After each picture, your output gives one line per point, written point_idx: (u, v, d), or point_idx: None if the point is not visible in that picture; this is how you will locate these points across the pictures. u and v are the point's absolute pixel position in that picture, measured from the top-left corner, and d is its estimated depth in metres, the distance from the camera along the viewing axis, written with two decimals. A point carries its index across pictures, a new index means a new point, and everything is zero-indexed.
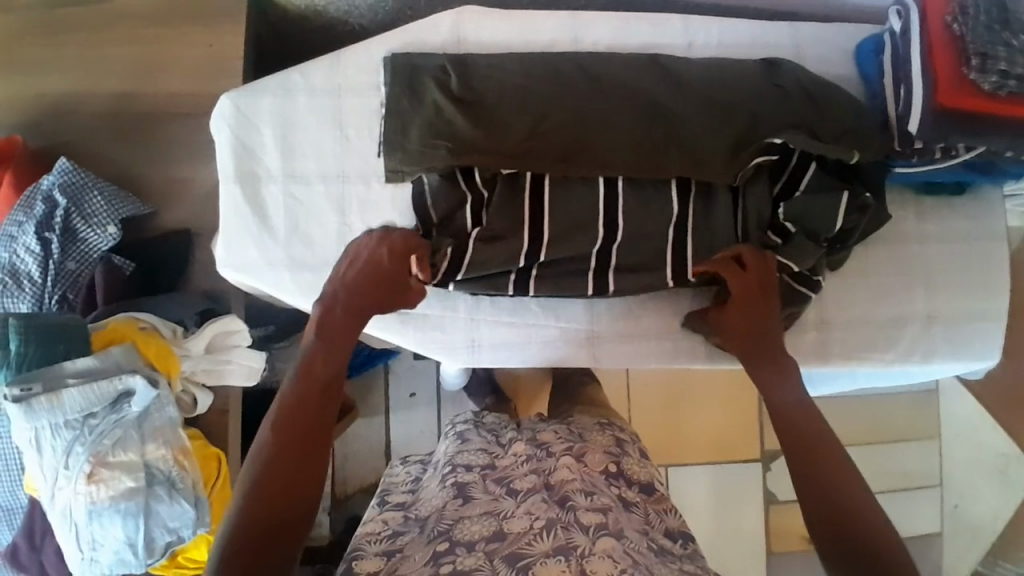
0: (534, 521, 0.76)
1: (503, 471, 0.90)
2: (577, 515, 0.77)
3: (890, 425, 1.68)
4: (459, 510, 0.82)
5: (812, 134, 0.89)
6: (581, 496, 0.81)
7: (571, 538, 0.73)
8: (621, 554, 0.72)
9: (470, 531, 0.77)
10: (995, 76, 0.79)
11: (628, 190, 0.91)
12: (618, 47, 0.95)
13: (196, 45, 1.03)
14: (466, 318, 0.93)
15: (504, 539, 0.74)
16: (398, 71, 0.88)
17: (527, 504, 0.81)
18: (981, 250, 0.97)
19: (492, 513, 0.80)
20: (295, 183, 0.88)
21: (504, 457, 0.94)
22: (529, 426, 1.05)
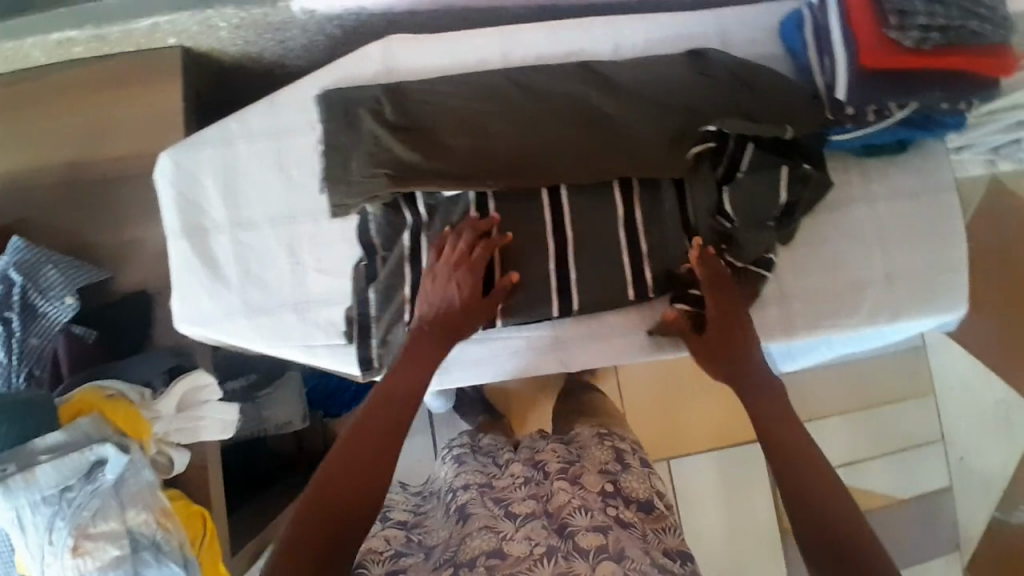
0: (534, 547, 0.78)
1: (501, 492, 0.92)
2: (576, 541, 0.79)
3: (881, 386, 1.72)
4: (461, 532, 0.84)
5: (745, 115, 0.90)
6: (579, 518, 0.83)
7: (572, 564, 0.75)
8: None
9: (472, 549, 0.79)
10: (916, 31, 0.82)
11: (574, 191, 0.92)
12: (549, 55, 0.95)
13: (135, 106, 1.04)
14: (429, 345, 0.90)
15: (504, 557, 0.76)
16: (331, 106, 0.88)
17: (527, 528, 0.82)
18: (933, 204, 0.98)
19: (492, 530, 0.82)
20: (243, 230, 0.88)
21: (502, 478, 0.96)
22: (529, 445, 1.07)
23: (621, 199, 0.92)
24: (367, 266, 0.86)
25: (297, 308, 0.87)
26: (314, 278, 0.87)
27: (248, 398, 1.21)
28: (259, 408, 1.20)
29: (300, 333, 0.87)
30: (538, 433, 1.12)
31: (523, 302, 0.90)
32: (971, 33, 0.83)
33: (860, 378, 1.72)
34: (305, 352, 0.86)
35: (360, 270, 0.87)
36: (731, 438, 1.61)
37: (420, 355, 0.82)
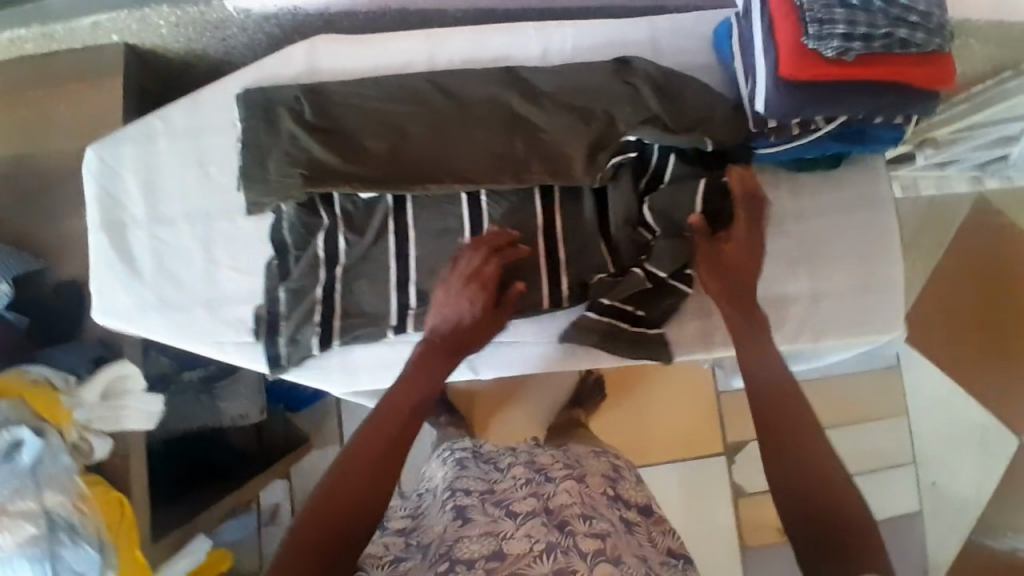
0: (534, 544, 0.77)
1: (502, 493, 0.90)
2: (577, 541, 0.79)
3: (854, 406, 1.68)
4: (459, 530, 0.82)
5: (665, 126, 0.88)
6: (580, 522, 0.82)
7: (571, 561, 0.75)
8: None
9: (472, 549, 0.78)
10: (837, 41, 0.78)
11: (493, 198, 0.91)
12: (474, 60, 0.94)
13: (78, 100, 1.06)
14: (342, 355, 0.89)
15: (503, 559, 0.75)
16: (252, 104, 0.89)
17: (527, 526, 0.81)
18: (868, 220, 0.94)
19: (492, 533, 0.80)
20: (160, 226, 0.89)
21: (504, 480, 0.94)
22: (527, 450, 1.06)
23: (540, 208, 0.92)
24: (279, 265, 0.87)
25: (208, 304, 0.87)
26: (225, 275, 0.88)
27: (206, 389, 1.25)
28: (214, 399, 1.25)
29: (210, 330, 0.87)
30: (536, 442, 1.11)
31: None
32: (899, 41, 0.79)
33: (831, 396, 1.68)
34: (213, 347, 0.86)
35: (270, 269, 0.87)
36: (695, 449, 1.66)
37: (431, 370, 0.82)
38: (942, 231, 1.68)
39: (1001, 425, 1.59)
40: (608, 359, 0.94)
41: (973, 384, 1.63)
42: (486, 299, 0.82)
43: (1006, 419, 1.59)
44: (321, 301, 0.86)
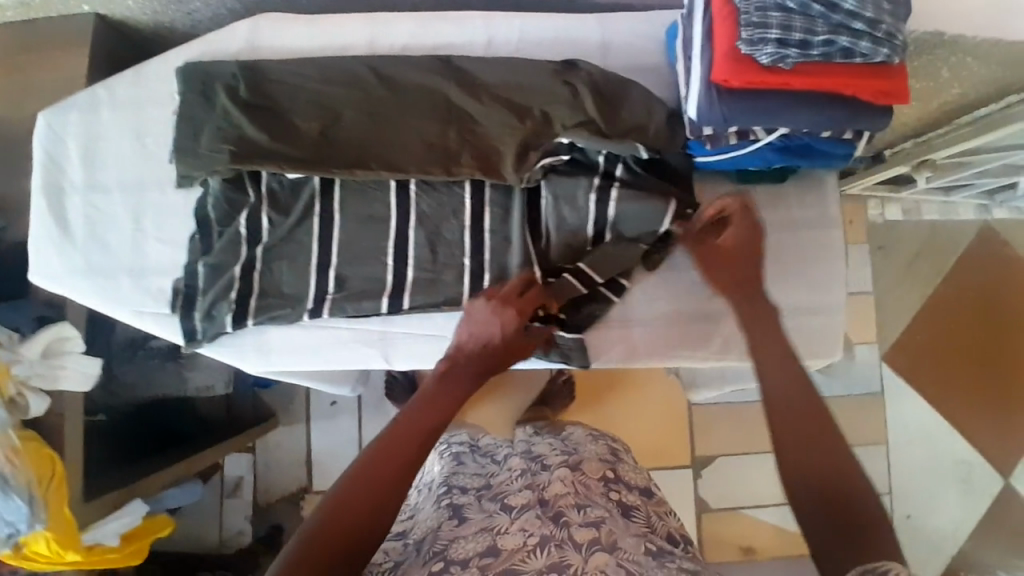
0: (527, 538, 0.77)
1: (498, 488, 0.93)
2: (571, 532, 0.77)
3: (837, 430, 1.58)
4: (454, 529, 0.83)
5: (599, 129, 0.86)
6: (574, 512, 0.82)
7: (565, 555, 0.73)
8: (615, 567, 0.71)
9: (465, 549, 0.77)
10: (770, 46, 0.74)
11: (423, 188, 0.90)
12: (418, 47, 0.93)
13: (29, 60, 1.03)
14: (257, 333, 0.91)
15: (498, 555, 0.75)
16: (190, 78, 0.89)
17: (522, 520, 0.81)
18: (815, 239, 0.92)
19: (487, 528, 0.81)
20: (95, 193, 0.91)
21: (500, 475, 0.98)
22: (524, 442, 1.09)
23: (470, 200, 0.90)
24: (200, 240, 0.88)
25: (133, 273, 0.90)
26: (152, 247, 0.91)
27: (174, 357, 1.26)
28: (180, 369, 1.26)
29: (134, 299, 0.90)
30: (532, 432, 1.15)
31: (354, 294, 0.89)
32: (841, 49, 0.74)
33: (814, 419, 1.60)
34: (133, 315, 0.89)
35: (193, 244, 0.89)
36: (661, 459, 1.62)
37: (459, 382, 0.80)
38: (944, 257, 1.61)
39: (988, 463, 1.56)
40: (527, 359, 0.93)
41: (959, 418, 1.58)
42: (517, 322, 0.84)
43: (992, 458, 1.56)
44: (237, 278, 0.87)
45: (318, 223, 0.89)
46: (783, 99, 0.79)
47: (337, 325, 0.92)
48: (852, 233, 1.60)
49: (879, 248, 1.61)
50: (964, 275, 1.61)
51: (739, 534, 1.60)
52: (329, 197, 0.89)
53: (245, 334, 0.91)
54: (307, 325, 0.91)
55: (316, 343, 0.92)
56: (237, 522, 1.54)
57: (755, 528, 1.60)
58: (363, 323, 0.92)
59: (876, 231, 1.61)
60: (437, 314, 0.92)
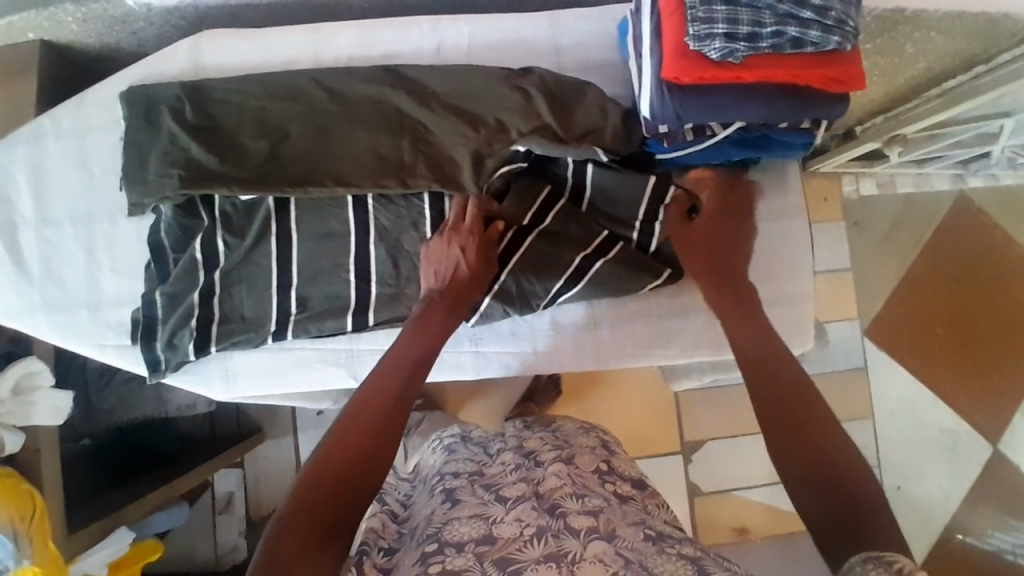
0: (524, 528, 0.76)
1: (491, 478, 0.90)
2: (567, 521, 0.77)
3: None
4: (447, 513, 0.82)
5: (554, 134, 0.85)
6: (571, 502, 0.81)
7: (562, 544, 0.73)
8: (614, 556, 0.71)
9: (460, 532, 0.77)
10: (718, 41, 0.73)
11: (379, 202, 0.89)
12: (364, 57, 0.92)
13: None
14: (221, 360, 0.91)
15: (493, 543, 0.74)
16: (134, 103, 0.88)
17: (517, 511, 0.80)
18: (779, 228, 0.91)
19: (481, 516, 0.79)
20: (47, 227, 0.89)
21: (493, 466, 0.94)
22: (514, 433, 1.04)
23: (429, 209, 0.89)
24: (156, 268, 0.87)
25: (91, 306, 0.88)
26: (109, 278, 0.89)
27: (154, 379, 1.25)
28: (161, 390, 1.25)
29: (91, 331, 0.88)
30: (522, 423, 1.09)
31: (316, 314, 0.89)
32: (791, 40, 0.74)
33: None
34: (94, 349, 0.88)
35: (151, 272, 0.88)
36: (650, 448, 1.63)
37: (434, 329, 0.83)
38: (921, 228, 1.60)
39: (972, 430, 1.58)
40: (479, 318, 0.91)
41: (943, 387, 1.58)
42: (476, 242, 0.86)
43: (976, 424, 1.58)
44: (196, 305, 0.86)
45: (277, 244, 0.88)
46: (735, 93, 0.78)
47: (302, 348, 0.91)
48: (827, 210, 1.58)
49: (855, 225, 1.59)
50: (938, 245, 1.60)
51: (732, 516, 1.61)
52: (285, 218, 0.88)
53: (210, 361, 0.90)
54: (271, 350, 0.91)
55: (281, 366, 0.91)
56: (231, 537, 1.54)
57: (746, 508, 1.62)
58: (328, 344, 0.92)
59: (851, 207, 1.59)
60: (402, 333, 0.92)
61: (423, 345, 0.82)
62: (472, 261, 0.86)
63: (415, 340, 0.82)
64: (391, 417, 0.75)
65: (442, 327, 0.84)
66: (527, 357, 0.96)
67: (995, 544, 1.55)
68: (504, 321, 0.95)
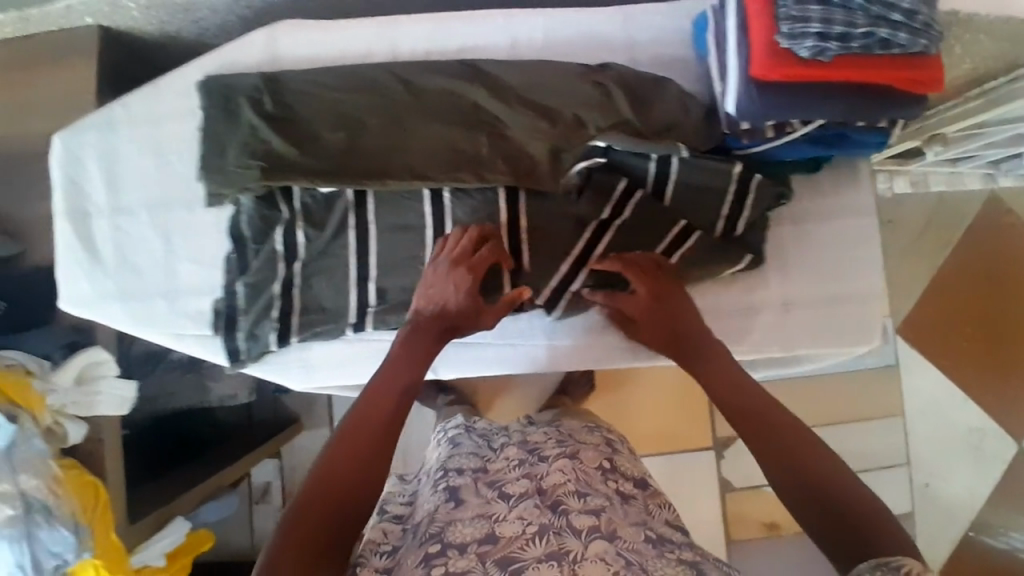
0: (526, 527, 0.78)
1: (495, 474, 0.91)
2: (569, 519, 0.79)
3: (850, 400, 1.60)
4: (450, 512, 0.83)
5: (634, 132, 0.85)
6: (574, 500, 0.82)
7: (564, 542, 0.75)
8: (615, 556, 0.74)
9: (463, 533, 0.79)
10: (811, 40, 0.74)
11: (455, 196, 0.89)
12: (438, 51, 0.91)
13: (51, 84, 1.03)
14: (299, 350, 0.91)
15: (496, 542, 0.76)
16: (212, 93, 0.87)
17: (520, 509, 0.81)
18: (851, 225, 0.90)
19: (485, 516, 0.81)
20: (122, 216, 0.89)
21: (496, 460, 0.95)
22: (518, 428, 1.05)
23: (506, 203, 0.90)
24: (237, 258, 0.87)
25: (168, 295, 0.88)
26: (187, 267, 0.89)
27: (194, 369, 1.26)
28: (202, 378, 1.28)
29: (169, 322, 0.88)
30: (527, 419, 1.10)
31: (393, 306, 0.89)
32: (880, 40, 0.75)
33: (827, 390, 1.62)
34: (173, 339, 0.88)
35: (230, 262, 0.87)
36: (682, 444, 1.65)
37: (414, 356, 0.84)
38: (953, 227, 1.61)
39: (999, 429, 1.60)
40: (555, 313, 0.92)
41: (970, 385, 1.61)
42: (471, 281, 0.84)
43: (1003, 423, 1.60)
44: (277, 295, 0.86)
45: (356, 236, 0.88)
46: (820, 92, 0.79)
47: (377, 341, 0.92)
48: None
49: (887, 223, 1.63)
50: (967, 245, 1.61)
51: (761, 510, 1.64)
52: (363, 210, 0.88)
53: (287, 351, 0.91)
54: (347, 341, 0.91)
55: (356, 358, 0.92)
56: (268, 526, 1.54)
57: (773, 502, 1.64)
58: None
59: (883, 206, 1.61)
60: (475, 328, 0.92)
61: (405, 375, 0.83)
62: (463, 294, 0.85)
63: (394, 367, 0.83)
64: (371, 443, 0.78)
65: (427, 354, 0.85)
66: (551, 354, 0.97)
67: (1008, 543, 1.57)
68: (539, 313, 0.96)
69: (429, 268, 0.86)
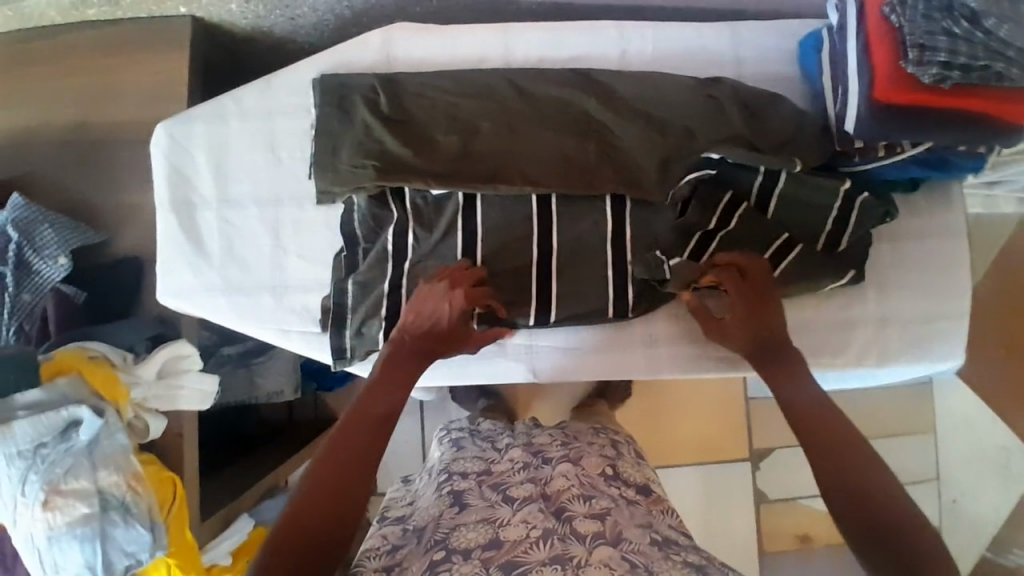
0: (530, 530, 0.71)
1: (500, 476, 0.85)
2: (574, 525, 0.72)
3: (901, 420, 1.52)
4: (455, 517, 0.77)
5: (750, 146, 0.87)
6: (578, 505, 0.76)
7: (567, 548, 0.68)
8: (620, 561, 0.67)
9: (466, 538, 0.72)
10: (936, 68, 0.75)
11: (565, 203, 0.90)
12: (551, 57, 0.94)
13: (141, 73, 1.01)
14: None
15: (500, 547, 0.69)
16: (328, 90, 0.88)
17: (524, 512, 0.75)
18: (945, 247, 0.95)
19: (489, 520, 0.74)
20: (229, 208, 0.93)
21: (500, 463, 0.88)
22: (525, 430, 0.99)
23: (611, 213, 0.89)
24: (348, 257, 0.89)
25: (275, 290, 0.93)
26: (292, 263, 0.93)
27: (244, 363, 1.18)
28: (251, 374, 1.18)
29: (275, 315, 0.92)
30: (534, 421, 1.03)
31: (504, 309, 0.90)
32: (996, 73, 0.75)
33: (879, 409, 1.53)
34: (279, 333, 0.93)
35: (340, 260, 0.90)
36: (720, 455, 1.53)
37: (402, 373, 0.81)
38: None
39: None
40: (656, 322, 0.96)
41: None
42: (465, 299, 0.83)
43: None
44: (385, 295, 0.87)
45: (468, 238, 0.88)
46: (937, 119, 0.80)
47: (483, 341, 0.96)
48: None
49: None
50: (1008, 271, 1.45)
51: (798, 524, 1.53)
52: (473, 214, 0.88)
53: None
54: None
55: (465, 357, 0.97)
56: None
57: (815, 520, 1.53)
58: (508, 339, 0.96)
59: None
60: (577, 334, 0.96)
61: (393, 389, 0.80)
62: (454, 311, 0.83)
63: (382, 380, 0.80)
64: (357, 458, 0.74)
65: (412, 371, 0.82)
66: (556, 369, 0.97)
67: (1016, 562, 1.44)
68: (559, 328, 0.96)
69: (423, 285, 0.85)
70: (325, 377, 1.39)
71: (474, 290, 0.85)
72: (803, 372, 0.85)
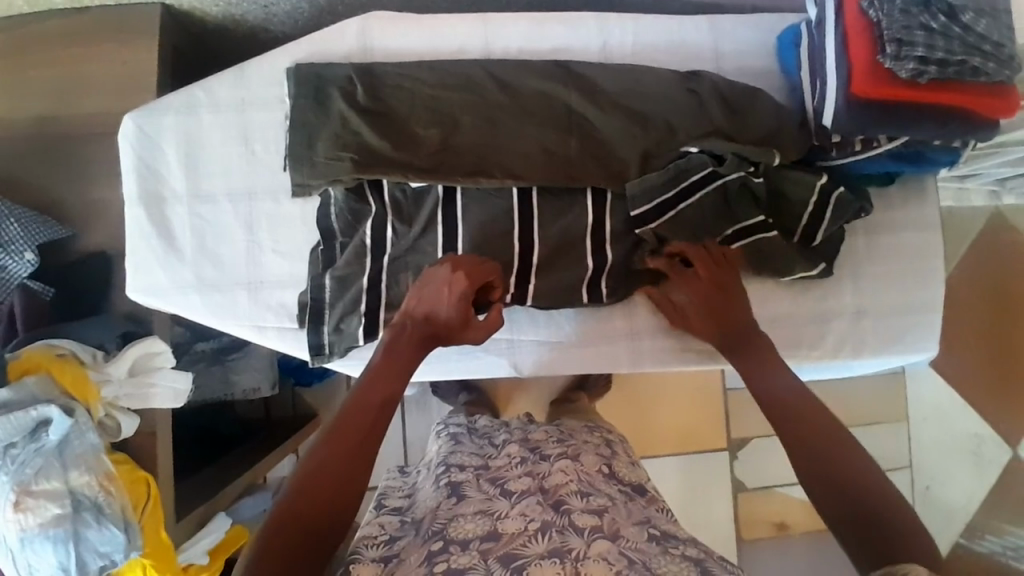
0: (528, 523, 0.71)
1: (497, 471, 0.84)
2: (572, 518, 0.71)
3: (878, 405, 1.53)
4: (452, 508, 0.76)
5: (728, 138, 0.87)
6: (576, 500, 0.75)
7: (566, 541, 0.67)
8: (618, 555, 0.66)
9: (464, 529, 0.71)
10: (913, 63, 0.77)
11: (546, 196, 0.89)
12: (531, 49, 0.93)
13: (107, 62, 0.98)
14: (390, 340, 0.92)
15: (499, 539, 0.69)
16: (302, 83, 0.86)
17: (522, 506, 0.74)
18: (921, 241, 0.96)
19: (487, 513, 0.74)
20: (200, 202, 0.91)
21: (497, 458, 0.88)
22: (519, 427, 0.99)
23: (593, 206, 0.89)
24: (325, 252, 0.88)
25: (251, 286, 0.91)
26: (267, 259, 0.91)
27: (219, 360, 1.16)
28: (225, 372, 1.16)
29: (249, 312, 0.91)
30: (527, 417, 1.04)
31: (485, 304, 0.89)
32: (971, 68, 0.78)
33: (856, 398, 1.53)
34: (255, 330, 0.91)
35: (318, 254, 0.89)
36: (699, 445, 1.54)
37: (404, 360, 0.80)
38: None
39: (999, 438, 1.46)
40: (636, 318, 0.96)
41: None
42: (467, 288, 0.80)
43: None
44: (364, 290, 0.86)
45: (447, 232, 0.87)
46: (912, 114, 0.80)
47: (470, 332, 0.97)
48: None
49: None
50: (992, 258, 1.46)
51: (774, 510, 1.54)
52: (453, 207, 0.87)
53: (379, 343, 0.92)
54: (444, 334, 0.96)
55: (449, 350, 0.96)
56: None
57: (787, 505, 1.55)
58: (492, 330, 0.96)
59: None
60: (560, 329, 0.96)
61: (395, 377, 0.78)
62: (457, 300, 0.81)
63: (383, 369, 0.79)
64: (356, 448, 0.73)
65: (413, 360, 0.81)
66: (534, 365, 0.97)
67: (987, 547, 1.42)
68: (541, 324, 0.96)
69: (427, 271, 0.81)
70: (302, 373, 1.39)
71: (477, 272, 0.81)
72: (784, 367, 0.85)
